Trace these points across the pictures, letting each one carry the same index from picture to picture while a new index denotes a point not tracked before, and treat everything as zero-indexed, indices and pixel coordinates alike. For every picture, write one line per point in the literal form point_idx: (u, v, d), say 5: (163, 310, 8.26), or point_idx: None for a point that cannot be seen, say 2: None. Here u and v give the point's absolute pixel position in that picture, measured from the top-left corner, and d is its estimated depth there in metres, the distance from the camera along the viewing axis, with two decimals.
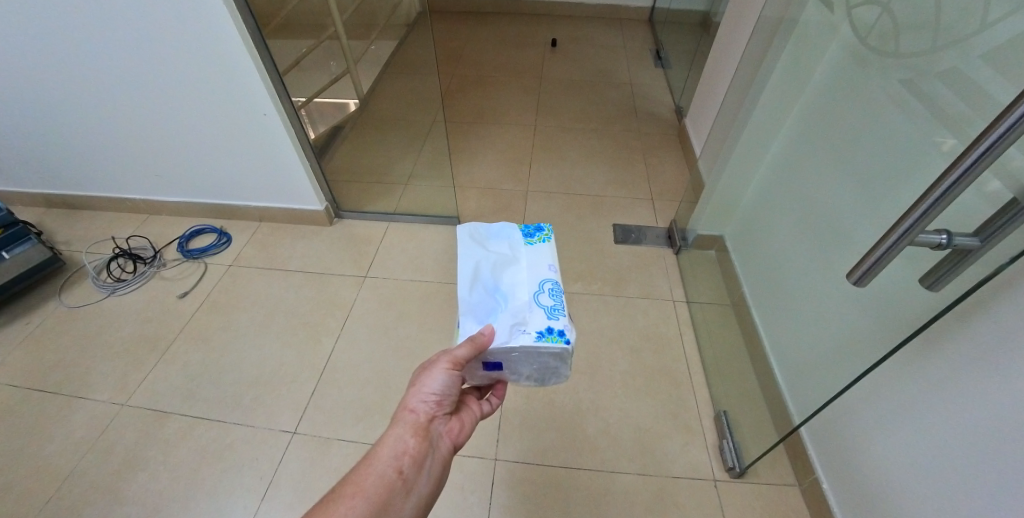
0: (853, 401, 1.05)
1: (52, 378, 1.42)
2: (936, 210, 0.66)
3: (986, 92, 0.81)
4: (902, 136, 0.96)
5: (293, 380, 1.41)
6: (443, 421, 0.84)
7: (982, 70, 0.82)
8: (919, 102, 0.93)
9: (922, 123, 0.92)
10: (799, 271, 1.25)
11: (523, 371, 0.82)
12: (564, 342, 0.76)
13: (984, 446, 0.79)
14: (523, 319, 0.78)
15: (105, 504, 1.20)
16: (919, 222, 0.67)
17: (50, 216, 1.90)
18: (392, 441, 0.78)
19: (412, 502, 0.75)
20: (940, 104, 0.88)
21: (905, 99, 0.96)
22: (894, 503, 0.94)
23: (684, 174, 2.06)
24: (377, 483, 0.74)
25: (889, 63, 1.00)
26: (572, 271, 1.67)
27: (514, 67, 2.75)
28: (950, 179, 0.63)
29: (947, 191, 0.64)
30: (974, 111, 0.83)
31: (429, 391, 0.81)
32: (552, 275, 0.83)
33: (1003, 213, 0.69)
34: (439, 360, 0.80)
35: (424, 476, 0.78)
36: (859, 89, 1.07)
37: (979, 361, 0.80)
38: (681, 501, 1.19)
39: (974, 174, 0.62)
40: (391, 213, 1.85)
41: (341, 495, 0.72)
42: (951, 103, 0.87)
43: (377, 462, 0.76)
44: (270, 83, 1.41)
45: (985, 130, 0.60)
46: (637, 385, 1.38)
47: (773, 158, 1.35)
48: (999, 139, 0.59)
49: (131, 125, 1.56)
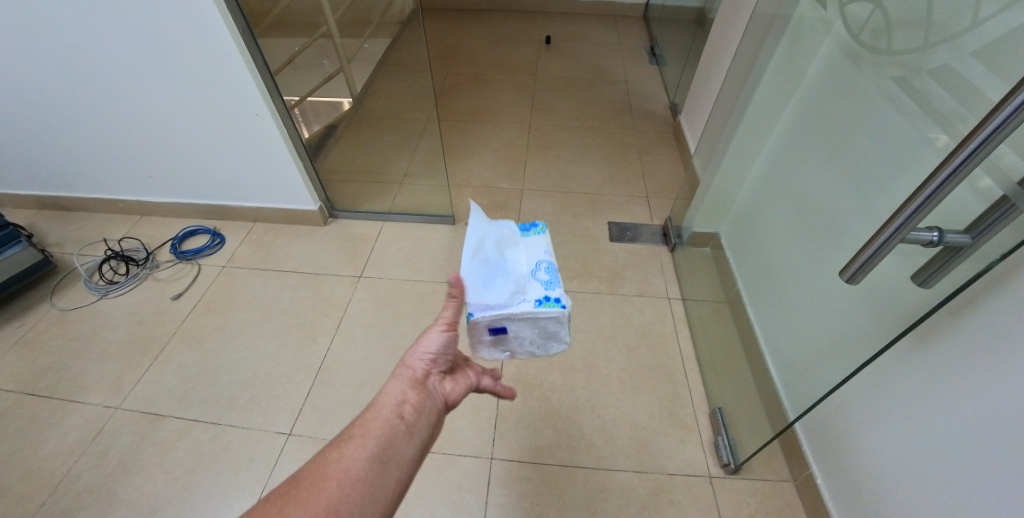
0: (847, 398, 1.06)
1: (44, 382, 1.40)
2: (927, 208, 0.67)
3: (978, 88, 0.82)
4: (896, 133, 0.97)
5: (289, 381, 1.40)
6: (443, 382, 0.83)
7: (973, 67, 0.83)
8: (913, 98, 0.93)
9: (915, 120, 0.93)
10: (793, 268, 1.26)
11: (523, 337, 0.82)
12: (561, 307, 0.79)
13: (974, 440, 0.81)
14: (521, 287, 0.80)
15: (100, 507, 1.19)
16: (910, 220, 0.68)
17: (41, 217, 1.88)
18: (392, 393, 0.77)
19: (414, 445, 0.72)
20: (934, 101, 0.89)
21: (898, 96, 0.97)
22: (886, 497, 0.96)
23: (679, 172, 2.07)
24: (378, 428, 0.72)
25: (881, 60, 1.01)
26: (569, 270, 1.67)
27: (508, 65, 2.75)
28: (940, 178, 0.64)
29: (938, 189, 0.64)
30: (965, 108, 0.83)
31: (426, 350, 0.82)
32: (546, 254, 0.85)
33: (992, 211, 0.70)
34: (433, 322, 0.82)
35: (425, 425, 0.76)
36: (853, 85, 1.08)
37: (969, 356, 0.81)
38: (677, 498, 1.20)
39: (964, 173, 0.63)
40: (386, 213, 1.85)
41: (339, 448, 0.69)
42: (944, 99, 0.87)
43: (377, 411, 0.74)
44: (263, 82, 1.40)
45: (975, 129, 0.60)
46: (633, 383, 1.39)
47: (767, 155, 1.36)
48: (987, 138, 0.60)
49: (124, 126, 1.55)
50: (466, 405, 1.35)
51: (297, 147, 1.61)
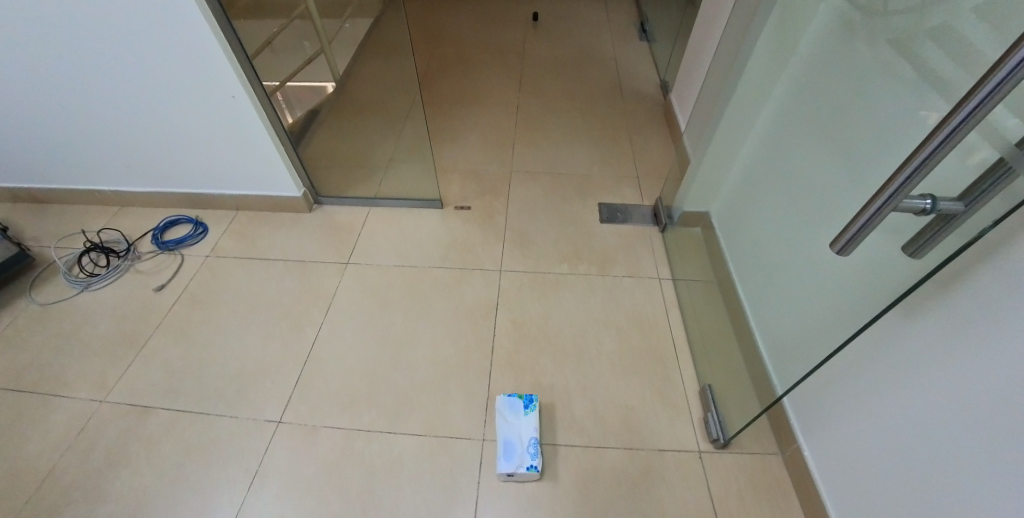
0: (835, 372, 1.07)
1: (26, 378, 1.39)
2: (921, 173, 0.66)
3: (974, 51, 0.80)
4: (891, 101, 0.95)
5: (277, 371, 1.40)
6: None
7: (973, 26, 0.81)
8: (910, 63, 0.92)
9: (912, 86, 0.91)
10: (783, 245, 1.26)
11: None
12: None
13: (955, 410, 0.82)
14: None
15: (89, 501, 1.19)
16: (904, 186, 0.67)
17: (16, 211, 1.83)
18: None
19: None
20: (932, 65, 0.88)
21: (895, 62, 0.95)
22: (870, 466, 0.97)
23: (669, 152, 2.06)
24: None
25: (878, 25, 0.99)
26: (559, 253, 1.67)
27: (495, 45, 2.70)
28: (935, 141, 0.63)
29: (931, 154, 0.64)
30: (965, 70, 0.82)
31: None
32: None
33: (988, 174, 0.70)
34: None
35: None
36: (848, 54, 1.06)
37: (956, 326, 0.82)
38: (667, 474, 1.21)
39: (959, 136, 0.62)
40: (372, 198, 1.84)
41: None
42: (941, 64, 0.86)
43: None
44: (239, 64, 1.36)
45: (969, 92, 0.59)
46: (623, 364, 1.40)
47: (759, 131, 1.35)
48: (982, 101, 0.58)
49: (99, 115, 1.51)
50: (457, 390, 1.35)
51: (279, 132, 1.58)
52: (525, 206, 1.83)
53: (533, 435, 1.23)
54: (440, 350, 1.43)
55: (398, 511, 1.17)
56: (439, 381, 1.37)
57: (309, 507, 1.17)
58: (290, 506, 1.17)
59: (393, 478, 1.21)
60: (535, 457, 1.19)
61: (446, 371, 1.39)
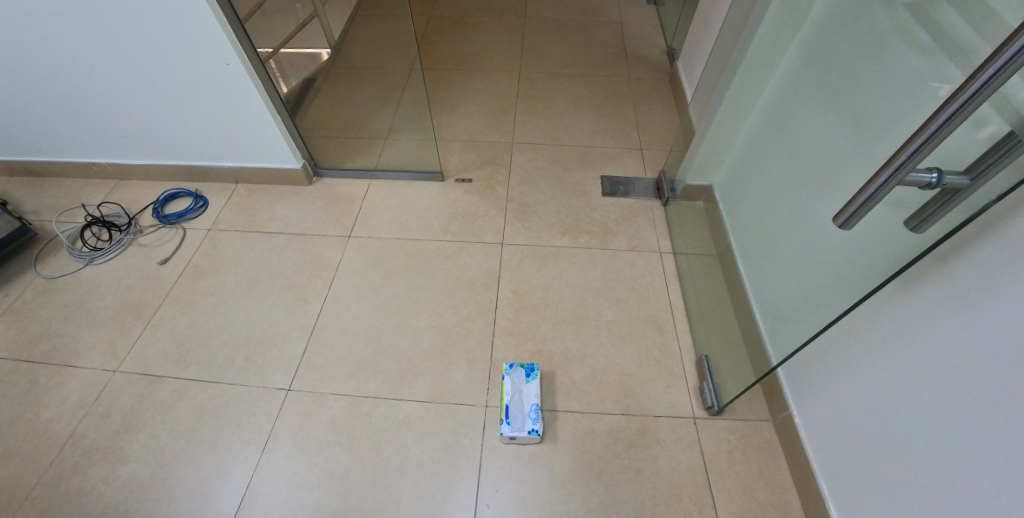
0: (830, 343, 1.10)
1: (39, 348, 1.41)
2: (929, 146, 0.67)
3: (994, 14, 0.78)
4: (903, 72, 0.94)
5: (283, 341, 1.42)
6: None
7: None
8: (926, 30, 0.90)
9: (926, 54, 0.90)
10: (782, 217, 1.27)
11: None
12: None
13: (943, 379, 0.85)
14: None
15: (108, 463, 1.23)
16: (912, 158, 0.68)
17: (14, 185, 1.81)
18: None
19: None
20: (948, 32, 0.86)
21: (910, 28, 0.93)
22: (858, 430, 1.02)
23: (672, 122, 2.03)
24: None
25: None
26: (560, 225, 1.67)
27: (497, 8, 2.62)
28: (947, 113, 0.64)
29: (942, 126, 0.65)
30: (980, 38, 0.80)
31: None
32: None
33: (997, 148, 0.71)
34: None
35: None
36: (863, 19, 1.04)
37: (950, 301, 0.84)
38: (662, 437, 1.26)
39: (971, 108, 0.63)
40: (372, 170, 1.82)
41: None
42: (957, 30, 0.84)
43: None
44: (231, 27, 1.31)
45: (986, 61, 0.60)
46: (623, 333, 1.43)
47: (766, 101, 1.33)
48: (998, 71, 0.59)
49: (87, 83, 1.47)
50: (460, 358, 1.38)
51: (274, 101, 1.54)
52: (526, 177, 1.82)
53: (534, 400, 1.27)
54: (443, 320, 1.45)
55: (405, 469, 1.22)
56: (442, 350, 1.40)
57: (320, 466, 1.23)
58: (301, 466, 1.23)
59: (401, 439, 1.26)
60: (536, 421, 1.24)
61: (449, 340, 1.42)
